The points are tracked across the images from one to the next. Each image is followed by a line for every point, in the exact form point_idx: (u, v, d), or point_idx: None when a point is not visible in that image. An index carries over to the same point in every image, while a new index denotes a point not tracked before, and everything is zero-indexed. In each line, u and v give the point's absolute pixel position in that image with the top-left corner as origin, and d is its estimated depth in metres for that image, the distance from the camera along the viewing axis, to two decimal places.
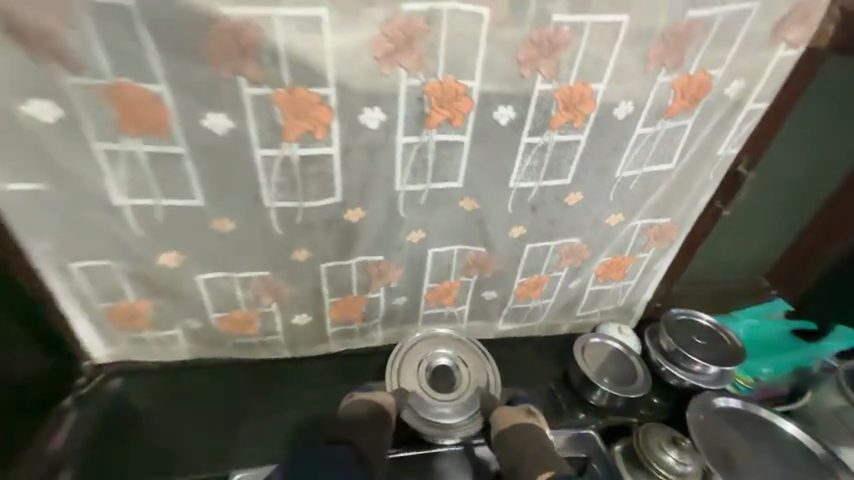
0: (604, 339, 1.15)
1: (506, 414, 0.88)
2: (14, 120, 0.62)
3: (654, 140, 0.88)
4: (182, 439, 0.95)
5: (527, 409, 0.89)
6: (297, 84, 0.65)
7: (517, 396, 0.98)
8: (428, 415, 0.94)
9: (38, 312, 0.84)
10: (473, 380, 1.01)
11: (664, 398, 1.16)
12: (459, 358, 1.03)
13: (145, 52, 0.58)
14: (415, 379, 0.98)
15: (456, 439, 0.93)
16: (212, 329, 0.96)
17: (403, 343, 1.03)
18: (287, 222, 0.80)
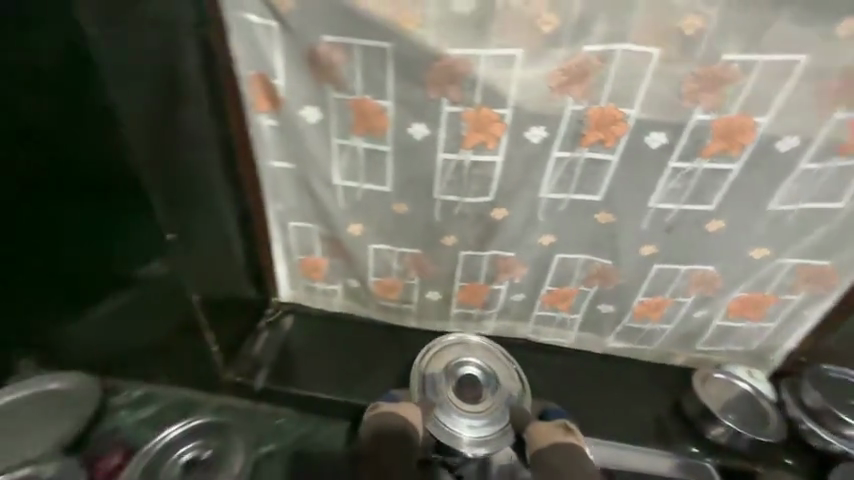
0: (731, 377, 1.13)
1: (545, 431, 1.00)
2: (292, 119, 0.91)
3: (821, 177, 0.86)
4: (335, 368, 1.21)
5: (565, 428, 1.01)
6: (483, 105, 0.83)
7: (550, 410, 1.07)
8: (453, 425, 1.01)
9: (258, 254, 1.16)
10: (500, 389, 1.09)
11: (799, 461, 1.09)
12: (487, 369, 1.11)
13: (386, 79, 0.83)
14: (443, 386, 1.06)
15: (484, 449, 1.00)
16: (365, 290, 1.21)
17: (431, 351, 1.11)
18: (446, 212, 0.99)
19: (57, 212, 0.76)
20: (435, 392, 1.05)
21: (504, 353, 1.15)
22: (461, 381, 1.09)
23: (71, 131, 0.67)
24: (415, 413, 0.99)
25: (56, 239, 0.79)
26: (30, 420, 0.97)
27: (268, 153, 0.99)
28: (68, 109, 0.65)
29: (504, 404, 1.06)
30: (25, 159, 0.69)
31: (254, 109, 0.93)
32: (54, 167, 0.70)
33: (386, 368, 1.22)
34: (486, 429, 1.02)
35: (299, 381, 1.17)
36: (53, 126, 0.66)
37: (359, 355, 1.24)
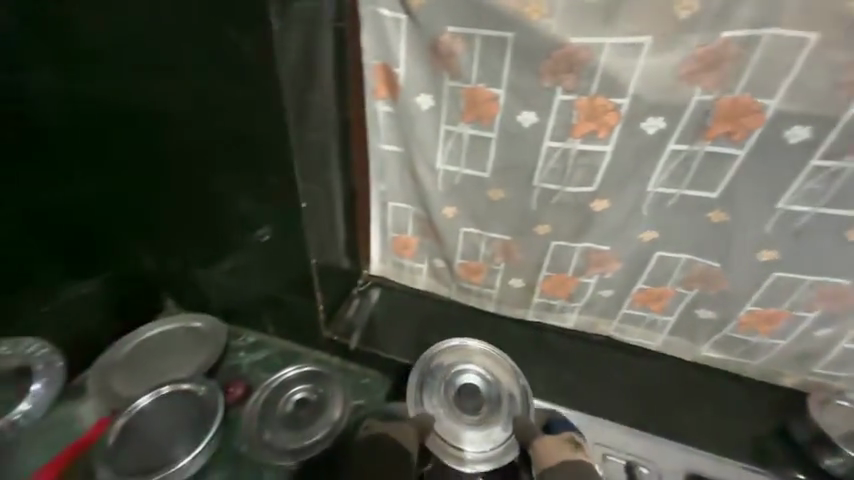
0: None
1: (550, 446, 0.88)
2: (407, 104, 0.99)
3: None
4: (418, 340, 1.29)
5: (573, 443, 0.89)
6: (599, 94, 0.83)
7: (554, 421, 1.04)
8: (454, 438, 0.99)
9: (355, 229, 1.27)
10: (503, 397, 1.05)
11: None
12: (489, 378, 1.07)
13: (503, 67, 0.86)
14: (443, 395, 1.04)
15: (491, 465, 0.96)
16: (450, 271, 1.28)
17: (426, 360, 1.07)
18: (544, 200, 1.01)
19: (222, 177, 0.94)
20: (434, 404, 1.02)
21: (507, 359, 1.10)
22: (462, 391, 1.05)
23: (241, 111, 0.82)
24: (411, 434, 0.91)
25: (218, 198, 0.99)
26: (180, 346, 1.20)
27: (380, 137, 1.09)
28: (240, 94, 0.79)
29: (508, 414, 1.02)
30: (206, 131, 0.87)
31: (372, 96, 1.02)
32: (224, 140, 0.87)
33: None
34: (489, 444, 0.99)
35: (387, 347, 1.27)
36: (230, 107, 0.82)
37: (440, 331, 1.31)
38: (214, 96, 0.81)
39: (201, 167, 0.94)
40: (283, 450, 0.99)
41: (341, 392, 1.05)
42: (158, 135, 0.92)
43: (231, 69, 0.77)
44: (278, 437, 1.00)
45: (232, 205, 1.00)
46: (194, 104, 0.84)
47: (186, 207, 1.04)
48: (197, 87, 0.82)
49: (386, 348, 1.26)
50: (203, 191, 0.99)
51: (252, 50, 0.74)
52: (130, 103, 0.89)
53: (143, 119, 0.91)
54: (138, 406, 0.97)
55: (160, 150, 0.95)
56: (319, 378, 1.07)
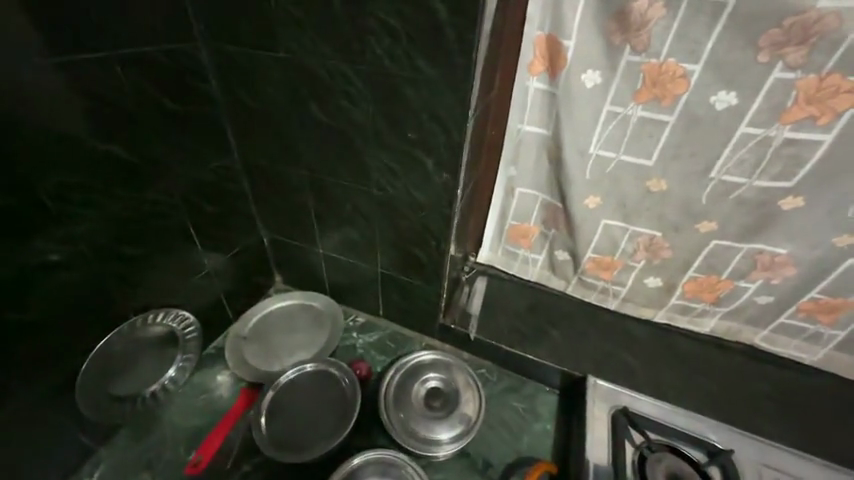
0: None
1: None
2: (570, 81, 0.89)
3: None
4: (532, 329, 1.20)
5: None
6: (835, 71, 0.70)
7: None
8: None
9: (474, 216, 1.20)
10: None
11: None
12: None
13: (708, 38, 0.74)
14: None
15: None
16: (574, 264, 1.21)
17: None
18: (718, 195, 0.89)
19: (375, 157, 0.90)
20: None
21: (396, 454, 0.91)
22: None
23: (420, 82, 0.75)
24: None
25: (363, 178, 0.96)
26: (301, 323, 1.23)
27: (523, 117, 1.00)
28: (424, 70, 0.74)
29: None
30: (371, 108, 0.83)
31: (526, 72, 0.93)
32: (388, 118, 0.83)
33: (593, 344, 1.16)
34: None
35: (505, 337, 1.18)
36: (409, 75, 0.75)
37: (561, 325, 1.21)
38: (392, 72, 0.76)
39: (355, 147, 0.91)
40: (417, 435, 0.95)
41: (470, 383, 1.04)
42: (313, 111, 0.89)
43: (420, 42, 0.71)
44: (415, 420, 0.97)
45: (377, 187, 0.96)
46: (365, 79, 0.79)
47: (327, 187, 1.02)
48: (375, 61, 0.76)
49: (505, 339, 1.17)
50: (350, 171, 0.96)
51: (453, 19, 0.67)
52: (291, 77, 0.85)
53: (301, 95, 0.87)
54: (284, 379, 1.03)
55: (311, 128, 0.92)
56: (449, 369, 1.07)
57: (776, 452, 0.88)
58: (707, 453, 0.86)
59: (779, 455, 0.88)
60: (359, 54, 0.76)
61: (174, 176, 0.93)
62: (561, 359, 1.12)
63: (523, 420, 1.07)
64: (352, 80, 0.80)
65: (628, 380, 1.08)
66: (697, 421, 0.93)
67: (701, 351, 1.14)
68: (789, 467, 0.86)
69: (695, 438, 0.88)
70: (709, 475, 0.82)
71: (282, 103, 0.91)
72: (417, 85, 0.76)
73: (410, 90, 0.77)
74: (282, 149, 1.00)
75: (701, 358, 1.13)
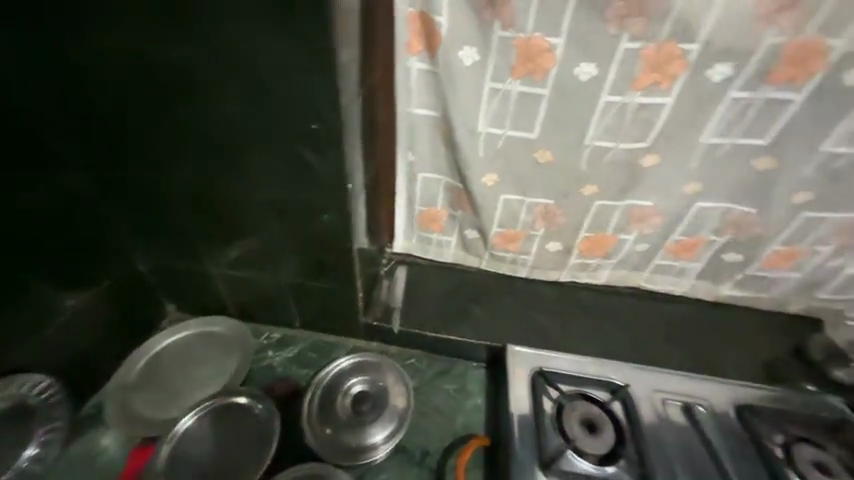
0: None
1: None
2: (449, 61, 0.88)
3: None
4: (453, 309, 1.22)
5: None
6: (668, 40, 0.78)
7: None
8: None
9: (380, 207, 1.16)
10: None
11: None
12: None
13: (565, 12, 0.77)
14: None
15: None
16: (483, 241, 1.24)
17: None
18: (594, 159, 0.97)
19: (254, 159, 0.81)
20: None
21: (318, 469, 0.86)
22: None
23: (289, 69, 0.68)
24: None
25: (245, 182, 0.85)
26: (204, 354, 1.08)
27: (410, 100, 0.97)
28: (289, 57, 0.66)
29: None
30: (238, 101, 0.73)
31: (405, 52, 0.89)
32: (260, 112, 0.74)
33: (510, 314, 1.23)
34: None
35: (428, 323, 1.18)
36: (275, 61, 0.67)
37: (479, 300, 1.25)
38: (255, 60, 0.68)
39: (229, 149, 0.80)
40: (348, 448, 0.92)
41: (398, 380, 1.01)
42: (171, 109, 0.76)
43: (276, 23, 0.64)
44: (343, 433, 0.94)
45: (264, 191, 0.86)
46: (225, 68, 0.69)
47: (205, 197, 0.90)
48: (233, 50, 0.67)
49: (428, 325, 1.17)
50: (230, 177, 0.85)
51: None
52: (138, 73, 0.73)
53: (155, 93, 0.75)
54: (180, 429, 0.89)
55: (173, 128, 0.79)
56: (375, 370, 1.02)
57: (668, 377, 0.99)
58: (611, 392, 0.96)
59: (671, 379, 0.99)
60: (213, 39, 0.67)
61: (8, 205, 0.76)
62: (482, 334, 1.16)
63: (455, 401, 1.09)
64: (210, 73, 0.70)
65: (541, 341, 1.18)
66: (601, 365, 1.01)
67: (600, 300, 1.27)
68: (678, 386, 0.98)
69: (599, 381, 0.98)
70: (613, 412, 0.92)
71: (132, 105, 0.77)
72: (286, 74, 0.68)
73: (280, 81, 0.69)
74: (142, 157, 0.84)
75: (602, 308, 1.26)
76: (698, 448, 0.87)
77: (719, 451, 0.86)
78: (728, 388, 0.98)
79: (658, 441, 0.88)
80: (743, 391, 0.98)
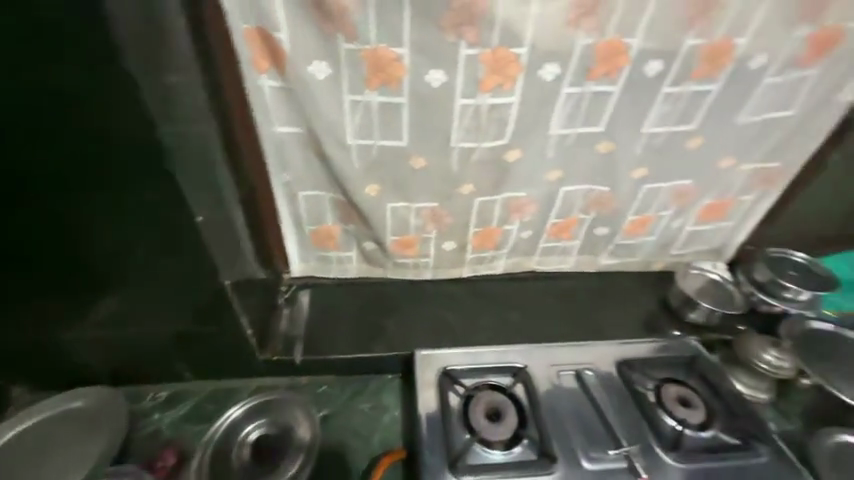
0: (704, 271, 1.30)
1: None
2: (300, 77, 0.85)
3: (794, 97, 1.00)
4: (360, 326, 1.20)
5: None
6: (501, 45, 0.84)
7: None
8: None
9: (263, 234, 1.09)
10: None
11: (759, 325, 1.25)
12: None
13: (402, 23, 0.80)
14: None
15: None
16: (381, 251, 1.22)
17: None
18: (464, 160, 1.01)
19: (86, 206, 0.72)
20: None
21: None
22: None
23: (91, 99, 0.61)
24: None
25: (78, 229, 0.75)
26: (61, 439, 0.91)
27: (271, 119, 0.93)
28: (86, 86, 0.59)
29: None
30: (45, 140, 0.65)
31: (251, 70, 0.85)
32: (74, 149, 0.66)
33: (418, 319, 1.24)
34: None
35: (336, 345, 1.15)
36: (73, 92, 0.60)
37: (387, 311, 1.25)
38: (49, 93, 0.60)
39: (56, 198, 0.71)
40: None
41: (304, 416, 0.94)
42: None
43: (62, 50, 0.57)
44: None
45: (107, 241, 0.77)
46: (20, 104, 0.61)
47: (36, 250, 0.78)
48: (26, 88, 0.60)
49: (336, 349, 1.14)
50: (63, 229, 0.75)
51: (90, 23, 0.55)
52: None
53: None
54: None
55: None
56: (275, 410, 0.95)
57: (563, 350, 1.06)
58: (513, 377, 1.01)
59: (564, 352, 1.06)
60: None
61: None
62: (391, 346, 1.16)
63: (371, 419, 1.07)
64: (10, 118, 0.62)
65: (450, 339, 1.22)
66: (506, 353, 1.04)
67: (501, 288, 1.36)
68: (573, 358, 1.05)
69: (502, 368, 1.02)
70: (516, 395, 0.97)
71: None
72: (96, 112, 0.62)
73: (88, 117, 0.62)
74: None
75: (503, 296, 1.34)
76: (588, 411, 0.96)
77: (606, 410, 0.96)
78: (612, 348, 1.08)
79: (555, 413, 0.94)
80: (629, 349, 1.07)
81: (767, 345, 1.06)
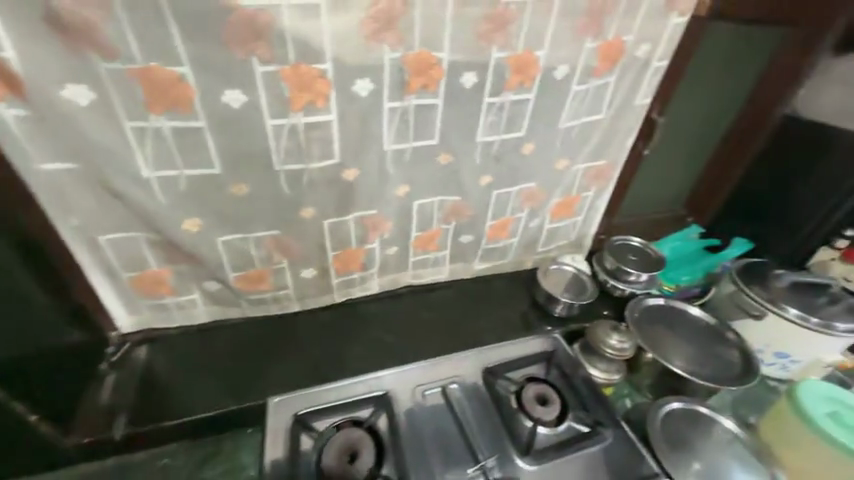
0: (561, 265, 1.38)
1: None
2: (55, 103, 0.71)
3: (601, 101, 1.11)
4: (210, 380, 1.05)
5: None
6: (300, 61, 0.78)
7: None
8: None
9: (67, 291, 0.89)
10: None
11: (615, 310, 1.36)
12: None
13: (173, 39, 0.70)
14: None
15: None
16: (228, 289, 1.08)
17: None
18: (294, 183, 0.93)
19: None
20: None
21: None
22: None
23: None
24: None
25: None
26: None
27: (28, 155, 0.75)
28: None
29: None
30: None
31: None
32: None
33: (280, 361, 1.13)
34: None
35: (175, 409, 0.99)
36: None
37: (243, 357, 1.11)
38: None
39: None
40: None
41: None
42: None
43: None
44: None
45: None
46: None
47: None
48: None
49: (173, 414, 0.98)
50: None
51: None
52: None
53: None
54: None
55: None
56: None
57: (425, 368, 1.02)
58: (374, 408, 0.95)
59: (429, 369, 1.02)
60: None
61: None
62: (242, 398, 1.03)
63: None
64: None
65: (318, 377, 1.10)
66: (365, 381, 0.98)
67: (381, 309, 1.28)
68: (438, 373, 1.02)
69: (359, 400, 0.95)
70: (375, 427, 0.91)
71: None
72: None
73: None
74: None
75: (380, 318, 1.26)
76: (450, 429, 0.93)
77: (468, 424, 0.93)
78: (478, 356, 1.06)
79: (417, 439, 0.90)
80: (492, 353, 1.07)
81: (610, 329, 1.13)
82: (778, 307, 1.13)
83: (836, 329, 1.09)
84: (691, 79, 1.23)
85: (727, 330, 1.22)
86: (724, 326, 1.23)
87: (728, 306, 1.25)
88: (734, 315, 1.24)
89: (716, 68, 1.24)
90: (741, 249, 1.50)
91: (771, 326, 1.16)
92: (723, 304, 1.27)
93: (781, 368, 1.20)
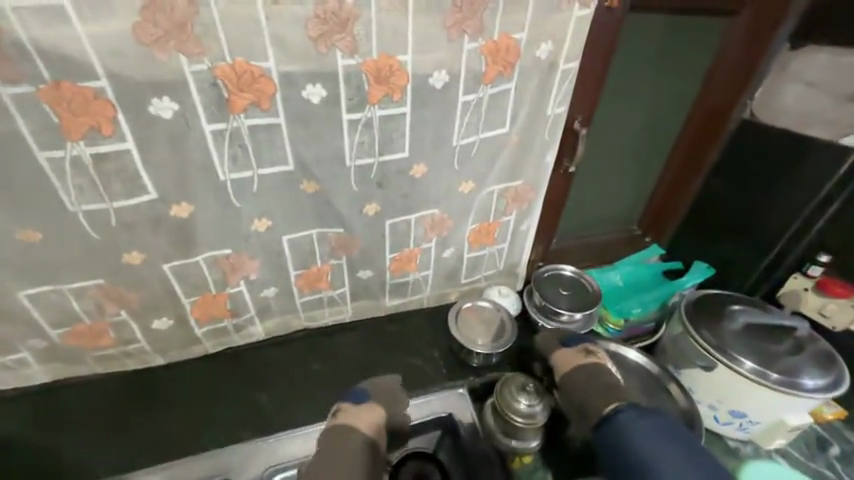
0: (475, 301, 1.17)
1: None
2: None
3: (501, 112, 0.93)
4: (43, 453, 0.91)
5: None
6: (60, 79, 0.62)
7: None
8: None
9: None
10: None
11: None
12: None
13: None
14: None
15: None
16: (58, 347, 0.91)
17: None
18: (101, 226, 0.76)
19: None
20: None
21: None
22: None
23: None
24: None
25: None
26: None
27: None
28: None
29: None
30: None
31: None
32: None
33: (122, 432, 0.96)
34: None
35: None
36: None
37: (79, 428, 0.95)
38: None
39: None
40: None
41: None
42: None
43: None
44: None
45: None
46: None
47: None
48: None
49: None
50: None
51: None
52: None
53: None
54: None
55: None
56: None
57: (271, 446, 0.92)
58: None
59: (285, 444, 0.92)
60: None
61: None
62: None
63: None
64: None
65: (160, 452, 0.93)
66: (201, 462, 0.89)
67: (267, 358, 1.10)
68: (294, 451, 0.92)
69: None
70: None
71: None
72: None
73: None
74: None
75: (262, 369, 1.08)
76: None
77: None
78: None
79: None
80: None
81: (519, 392, 0.95)
82: (731, 358, 0.93)
83: (799, 387, 0.90)
84: (614, 79, 1.06)
85: (668, 386, 1.00)
86: (668, 377, 1.01)
87: (674, 349, 1.05)
88: (680, 360, 1.04)
89: (645, 63, 1.06)
90: (702, 275, 1.28)
91: (722, 379, 0.96)
92: (671, 347, 1.06)
93: (741, 429, 1.01)
